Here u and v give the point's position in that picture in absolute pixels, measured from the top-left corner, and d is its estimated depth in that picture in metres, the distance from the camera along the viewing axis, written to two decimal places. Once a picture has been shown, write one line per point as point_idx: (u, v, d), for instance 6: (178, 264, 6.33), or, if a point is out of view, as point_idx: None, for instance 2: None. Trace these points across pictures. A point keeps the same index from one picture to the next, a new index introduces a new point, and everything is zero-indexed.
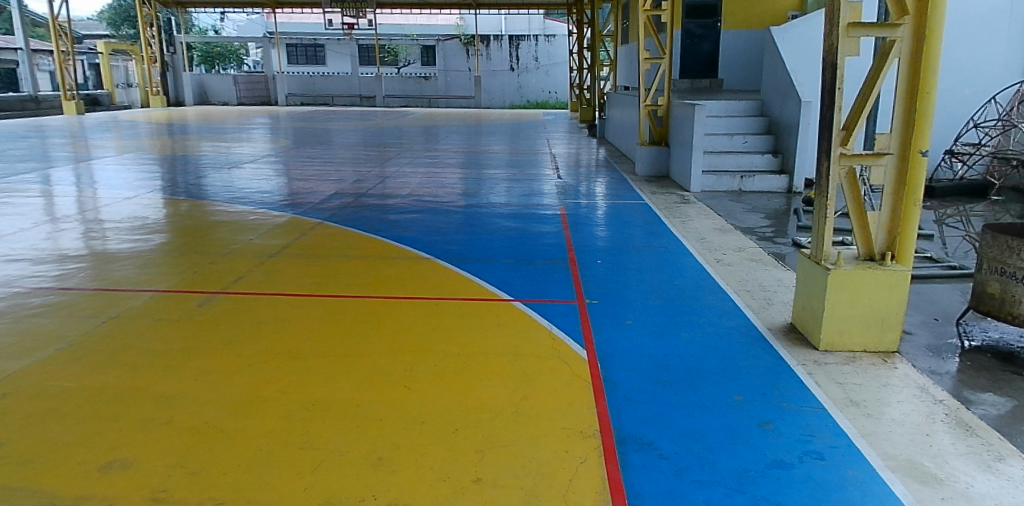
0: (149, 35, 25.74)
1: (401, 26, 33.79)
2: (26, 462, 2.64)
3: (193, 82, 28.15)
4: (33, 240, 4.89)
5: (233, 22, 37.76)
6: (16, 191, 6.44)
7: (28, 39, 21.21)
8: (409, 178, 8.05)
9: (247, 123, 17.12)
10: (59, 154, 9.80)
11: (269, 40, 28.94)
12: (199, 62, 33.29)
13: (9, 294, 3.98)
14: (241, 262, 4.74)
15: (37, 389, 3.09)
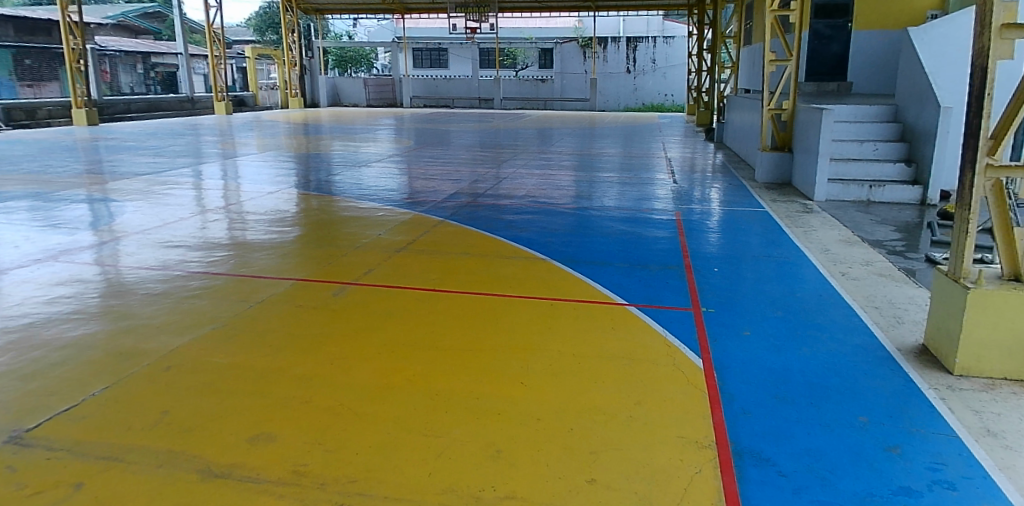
0: (291, 40, 27.48)
1: (520, 30, 34.31)
2: (186, 429, 2.90)
3: (328, 85, 29.84)
4: (189, 229, 5.35)
5: (364, 27, 39.71)
6: (174, 183, 7.07)
7: (187, 45, 23.31)
8: (525, 179, 8.16)
9: (374, 124, 17.90)
10: (210, 150, 10.65)
11: (397, 45, 30.25)
12: (333, 65, 35.28)
13: (171, 276, 4.38)
14: (370, 255, 4.98)
15: (196, 364, 3.38)
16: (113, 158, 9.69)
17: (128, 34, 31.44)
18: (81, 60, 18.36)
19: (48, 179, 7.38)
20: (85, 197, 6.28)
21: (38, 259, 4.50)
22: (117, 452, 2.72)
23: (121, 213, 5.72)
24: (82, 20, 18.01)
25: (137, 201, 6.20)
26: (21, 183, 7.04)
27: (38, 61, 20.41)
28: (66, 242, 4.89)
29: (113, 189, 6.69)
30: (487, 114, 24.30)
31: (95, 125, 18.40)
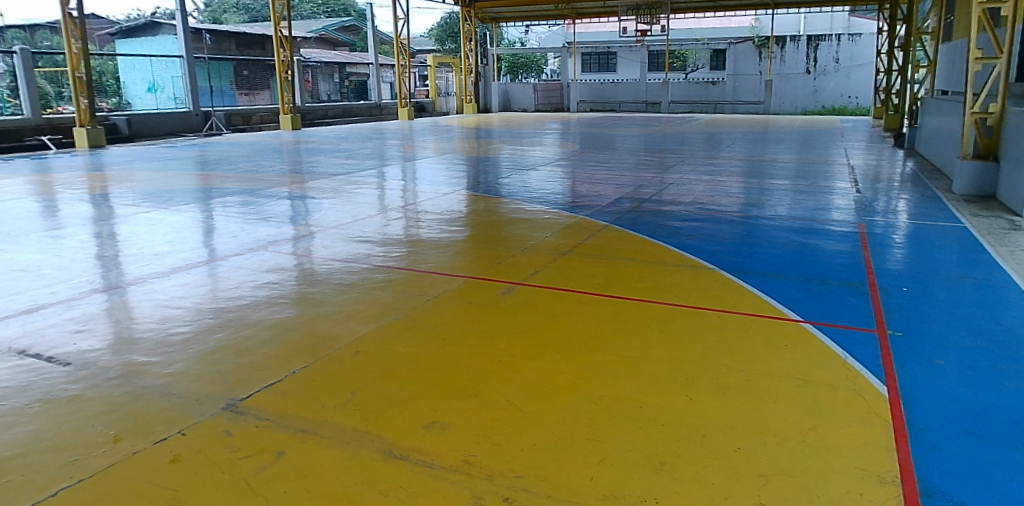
0: (468, 48, 28.82)
1: (692, 31, 33.43)
2: (371, 411, 3.14)
3: (500, 90, 31.03)
4: (375, 226, 5.78)
5: (536, 33, 40.67)
6: (360, 183, 7.66)
7: (377, 55, 25.35)
8: (693, 185, 7.96)
9: (542, 128, 18.30)
10: (394, 152, 11.47)
11: (567, 50, 30.66)
12: (506, 72, 36.67)
13: (360, 268, 4.76)
14: (537, 257, 5.10)
15: (380, 351, 3.66)
16: (313, 158, 10.74)
17: (327, 46, 34.60)
18: (289, 70, 20.52)
19: (260, 177, 8.32)
20: (288, 194, 7.00)
21: (251, 248, 5.07)
22: (313, 426, 3.01)
23: (317, 209, 6.31)
24: (291, 34, 20.11)
25: (331, 199, 6.80)
26: (239, 181, 8.01)
27: (254, 72, 23.03)
28: (272, 234, 5.48)
29: (310, 188, 7.39)
30: (654, 117, 24.11)
31: (298, 129, 20.73)
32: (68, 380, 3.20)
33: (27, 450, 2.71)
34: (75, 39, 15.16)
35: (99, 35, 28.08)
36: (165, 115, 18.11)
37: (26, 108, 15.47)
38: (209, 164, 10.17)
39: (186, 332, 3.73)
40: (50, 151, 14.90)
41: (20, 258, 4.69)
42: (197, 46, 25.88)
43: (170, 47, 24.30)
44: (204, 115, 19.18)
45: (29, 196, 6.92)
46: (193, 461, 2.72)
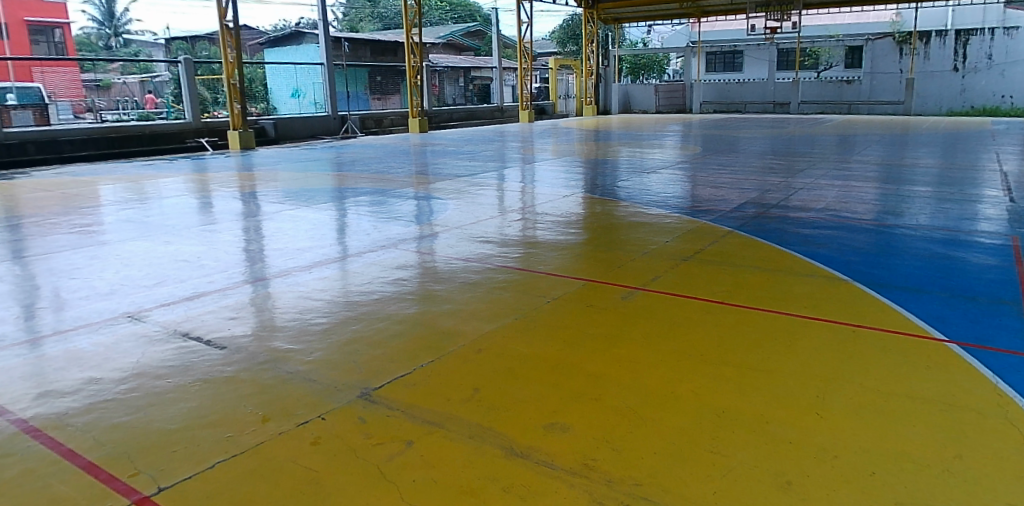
0: (590, 50, 28.96)
1: (825, 27, 31.66)
2: (494, 408, 3.23)
3: (620, 92, 30.87)
4: (497, 227, 5.92)
5: (659, 33, 40.16)
6: (482, 185, 7.86)
7: (501, 58, 26.05)
8: (824, 190, 7.56)
9: (663, 131, 17.77)
10: (515, 154, 11.70)
11: (691, 49, 29.93)
12: (627, 72, 36.72)
13: (483, 268, 4.90)
14: (657, 262, 5.04)
15: (503, 349, 3.75)
16: (438, 160, 11.15)
17: (454, 51, 35.76)
18: (418, 75, 21.36)
19: (389, 178, 8.74)
20: (414, 195, 7.31)
21: (381, 246, 5.34)
22: (439, 419, 3.13)
23: (442, 210, 6.54)
24: (421, 40, 20.97)
25: (455, 199, 7.04)
26: (371, 181, 8.45)
27: (386, 77, 24.32)
28: (401, 232, 5.74)
29: (435, 189, 7.68)
30: (782, 118, 23.17)
31: (425, 132, 21.51)
32: (224, 362, 3.51)
33: (191, 424, 3.00)
34: (232, 49, 16.54)
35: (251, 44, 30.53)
36: (307, 119, 19.42)
37: (188, 113, 17.07)
38: (344, 165, 10.80)
39: (324, 322, 3.99)
40: (208, 152, 16.33)
41: (183, 250, 5.18)
42: (336, 54, 27.72)
43: (313, 55, 26.07)
44: (340, 119, 20.20)
45: (190, 193, 7.63)
46: (331, 444, 2.91)
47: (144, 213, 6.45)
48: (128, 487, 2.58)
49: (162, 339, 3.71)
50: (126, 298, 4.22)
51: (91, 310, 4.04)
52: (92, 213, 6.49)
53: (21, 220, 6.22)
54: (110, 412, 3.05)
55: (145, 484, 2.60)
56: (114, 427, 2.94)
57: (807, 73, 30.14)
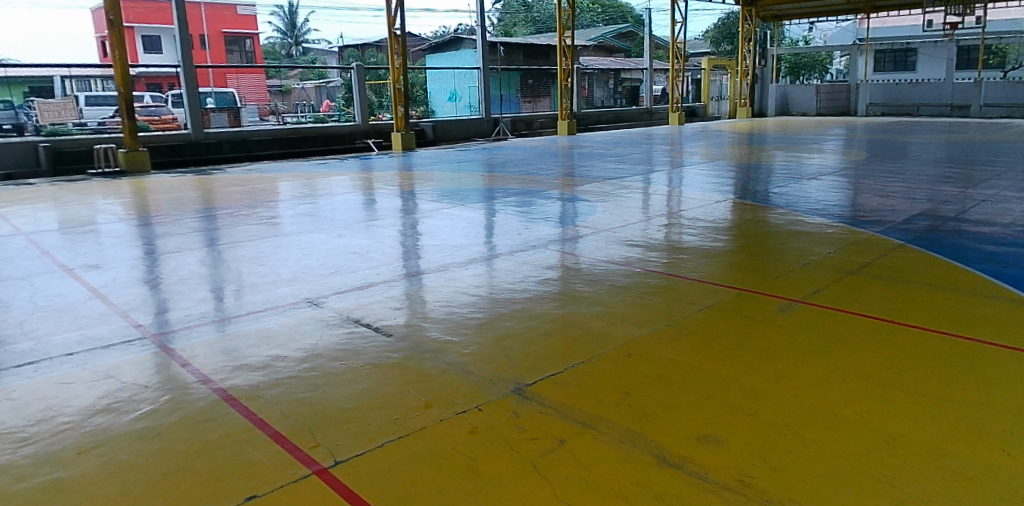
0: (747, 50, 28.19)
1: (1018, 21, 28.52)
2: (646, 414, 3.19)
3: (777, 93, 29.58)
4: (646, 231, 5.87)
5: (822, 30, 38.15)
6: (628, 188, 7.85)
7: (653, 60, 26.04)
8: (1012, 203, 6.82)
9: (824, 133, 17.70)
10: (665, 158, 11.55)
11: (858, 47, 27.98)
12: (785, 73, 35.24)
13: (632, 271, 4.88)
14: (818, 275, 4.79)
15: (655, 355, 3.73)
16: (588, 162, 11.25)
17: (604, 53, 35.88)
18: (569, 78, 21.87)
19: (539, 180, 8.92)
20: (560, 196, 7.40)
21: (532, 246, 5.47)
22: (591, 419, 3.15)
23: (590, 212, 6.58)
24: (573, 44, 21.28)
25: (603, 202, 7.07)
26: (521, 182, 8.66)
27: (538, 79, 24.50)
28: (550, 233, 5.84)
29: (583, 191, 7.75)
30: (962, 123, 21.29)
31: (572, 134, 21.81)
32: (391, 349, 3.75)
33: (362, 404, 3.23)
34: (398, 55, 17.52)
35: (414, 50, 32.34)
36: (463, 122, 20.50)
37: (357, 116, 18.34)
38: (497, 166, 11.18)
39: (480, 317, 4.15)
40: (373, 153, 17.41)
41: (351, 242, 5.58)
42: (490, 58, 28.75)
43: (470, 60, 27.11)
44: (493, 121, 21.25)
45: (358, 190, 8.21)
46: (488, 435, 3.02)
47: (318, 207, 7.03)
48: (309, 457, 2.83)
49: (337, 324, 4.03)
50: (306, 284, 4.63)
51: (276, 294, 4.46)
52: (274, 207, 7.16)
53: (219, 211, 7.00)
54: (294, 388, 3.35)
55: (323, 457, 2.84)
56: (296, 402, 3.23)
57: (991, 72, 28.01)
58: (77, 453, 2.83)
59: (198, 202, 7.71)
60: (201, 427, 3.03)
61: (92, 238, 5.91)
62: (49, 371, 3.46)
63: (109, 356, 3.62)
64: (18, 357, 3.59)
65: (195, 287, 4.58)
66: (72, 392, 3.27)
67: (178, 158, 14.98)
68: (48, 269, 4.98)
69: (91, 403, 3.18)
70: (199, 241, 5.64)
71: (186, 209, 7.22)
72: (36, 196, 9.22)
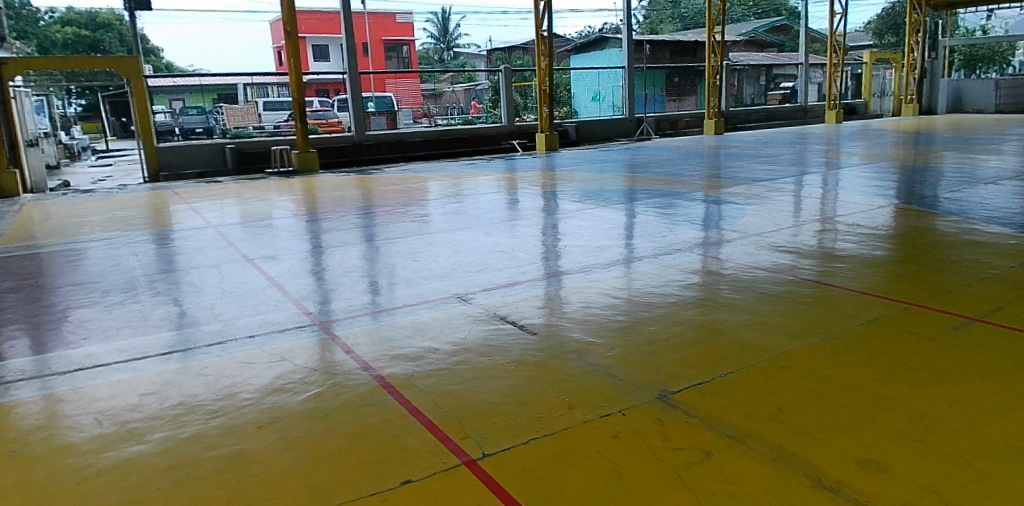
0: (915, 41, 26.11)
1: None
2: (798, 432, 3.02)
3: (950, 87, 27.24)
4: (798, 236, 5.58)
5: (1005, 18, 34.47)
6: (777, 190, 7.50)
7: (808, 54, 24.74)
8: None
9: (1005, 132, 15.63)
10: (819, 159, 10.90)
11: None
12: (960, 65, 32.24)
13: (783, 279, 4.67)
14: (999, 290, 4.33)
15: (809, 369, 3.54)
16: (736, 163, 10.82)
17: (756, 48, 35.21)
18: (718, 75, 21.20)
19: (683, 181, 8.72)
20: (705, 198, 7.21)
21: (676, 249, 5.37)
22: (738, 434, 3.03)
23: (738, 215, 6.36)
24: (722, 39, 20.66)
25: (751, 204, 6.80)
26: (663, 183, 8.51)
27: (683, 77, 24.03)
28: (694, 237, 5.70)
29: (728, 193, 7.51)
30: None
31: (719, 133, 21.21)
32: (535, 347, 3.83)
33: (508, 400, 3.33)
34: (545, 56, 17.83)
35: (559, 51, 32.67)
36: (607, 122, 20.68)
37: (503, 117, 18.93)
38: (640, 167, 11.04)
39: (623, 320, 4.14)
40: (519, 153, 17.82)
41: (497, 241, 5.76)
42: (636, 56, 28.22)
43: (613, 58, 27.44)
44: (636, 121, 21.27)
45: (502, 190, 8.43)
46: (631, 441, 3.00)
47: (465, 206, 7.31)
48: (459, 448, 2.96)
49: (484, 319, 4.18)
50: (455, 280, 4.84)
51: (428, 288, 4.69)
52: (426, 205, 7.54)
53: (376, 208, 7.47)
54: (445, 379, 3.51)
55: (472, 448, 2.96)
56: (447, 394, 3.38)
57: None
58: (257, 427, 3.14)
59: (358, 200, 8.28)
60: (363, 410, 3.27)
61: (268, 232, 6.52)
62: (234, 351, 3.87)
63: (283, 340, 3.98)
64: (209, 337, 4.04)
65: (356, 279, 4.93)
66: (252, 371, 3.63)
67: (342, 158, 16.19)
68: (233, 259, 5.55)
69: (268, 382, 3.52)
70: (359, 237, 6.05)
71: (347, 206, 7.77)
72: (224, 192, 10.35)
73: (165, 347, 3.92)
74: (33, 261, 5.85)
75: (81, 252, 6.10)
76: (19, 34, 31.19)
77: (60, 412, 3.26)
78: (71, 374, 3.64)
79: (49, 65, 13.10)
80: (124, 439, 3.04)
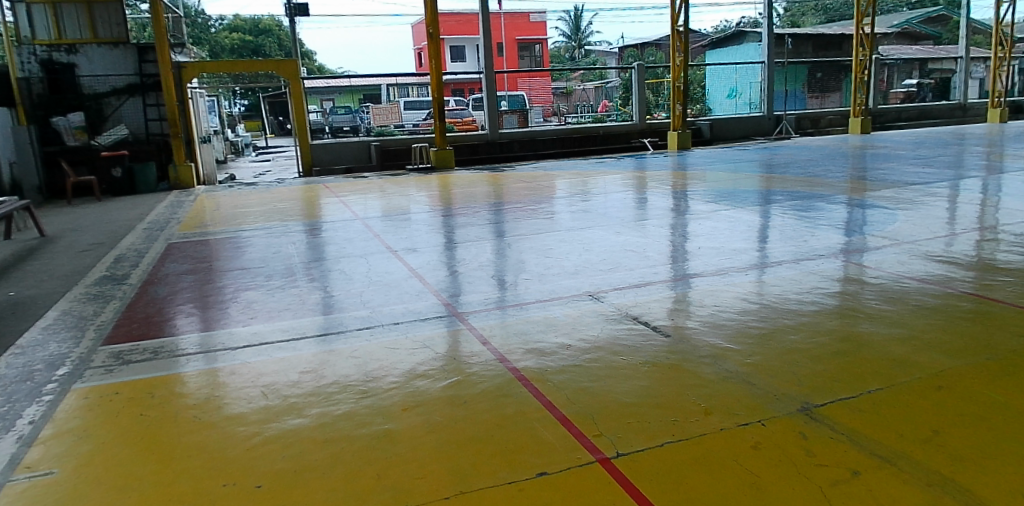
0: None
1: None
2: (960, 458, 2.77)
3: None
4: (955, 245, 5.16)
5: None
6: (931, 195, 6.96)
7: (968, 47, 22.69)
8: None
9: None
10: (982, 161, 9.97)
11: None
12: None
13: (940, 291, 4.35)
14: None
15: (971, 391, 3.26)
16: (885, 165, 10.15)
17: (909, 40, 32.81)
18: (865, 70, 19.97)
19: (824, 182, 8.29)
20: (849, 202, 6.82)
21: (817, 255, 5.13)
22: (889, 454, 2.82)
23: (888, 220, 5.96)
24: (872, 31, 19.40)
25: (902, 209, 6.36)
26: (802, 184, 8.13)
27: (828, 73, 22.90)
28: (837, 242, 5.42)
29: (875, 196, 7.06)
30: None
31: (867, 132, 20.15)
32: (669, 349, 3.79)
33: (643, 401, 3.30)
34: (679, 52, 17.45)
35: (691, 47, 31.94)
36: (743, 119, 19.97)
37: (635, 115, 18.77)
38: (777, 167, 10.57)
39: (761, 327, 4.00)
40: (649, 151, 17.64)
41: (629, 240, 5.74)
42: (777, 51, 26.82)
43: (752, 54, 26.48)
44: (776, 119, 20.33)
45: (631, 189, 8.39)
46: (771, 452, 2.87)
47: (594, 205, 7.33)
48: (594, 445, 2.95)
49: (618, 318, 4.19)
50: (588, 278, 4.88)
51: (561, 285, 4.76)
52: (556, 203, 7.63)
53: (508, 205, 7.65)
54: (579, 376, 3.55)
55: (606, 446, 2.95)
56: (582, 390, 3.42)
57: None
58: (402, 409, 3.32)
59: (490, 197, 8.51)
60: (500, 401, 3.37)
61: (407, 225, 6.85)
62: (380, 336, 4.12)
63: (423, 328, 4.19)
64: (357, 322, 4.32)
65: (491, 274, 5.08)
66: (397, 356, 3.84)
67: (475, 156, 16.83)
68: (378, 249, 5.88)
69: (410, 368, 3.71)
70: (491, 232, 6.23)
71: (480, 203, 8.01)
72: (368, 187, 10.98)
73: (319, 329, 4.24)
74: (207, 247, 6.49)
75: (245, 239, 6.69)
76: (196, 41, 34.65)
77: (231, 383, 3.61)
78: (239, 349, 4.02)
79: (219, 68, 14.44)
80: (286, 412, 3.31)
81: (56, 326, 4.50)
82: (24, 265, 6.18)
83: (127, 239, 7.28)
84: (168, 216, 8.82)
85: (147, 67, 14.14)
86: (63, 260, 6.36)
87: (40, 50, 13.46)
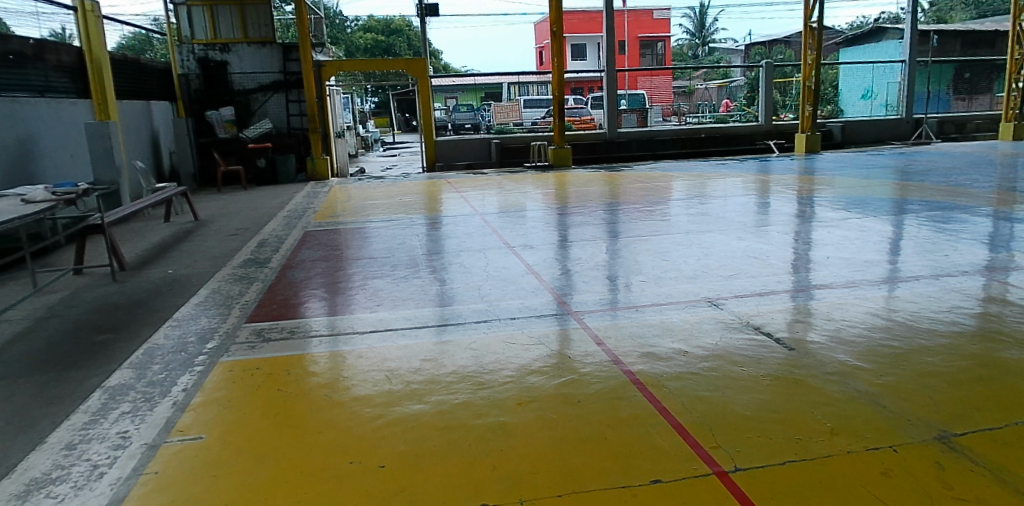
0: None
1: None
2: None
3: None
4: None
5: None
6: None
7: None
8: None
9: None
10: None
11: None
12: None
13: None
14: None
15: None
16: None
17: None
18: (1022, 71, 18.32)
19: (969, 192, 7.69)
20: (999, 215, 6.29)
21: (959, 271, 4.78)
22: None
23: None
24: None
25: None
26: (943, 194, 7.59)
27: (977, 73, 20.78)
28: (981, 258, 5.02)
29: None
30: None
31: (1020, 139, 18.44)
32: (792, 363, 3.67)
33: (764, 416, 3.21)
34: (812, 50, 16.63)
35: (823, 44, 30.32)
36: (877, 122, 18.82)
37: (760, 115, 18.08)
38: (916, 174, 9.89)
39: (895, 347, 3.78)
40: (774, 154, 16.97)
41: (752, 246, 5.57)
42: (920, 49, 24.95)
43: (890, 52, 24.80)
44: (914, 123, 19.09)
45: (754, 193, 8.14)
46: (903, 481, 2.71)
47: (713, 208, 7.14)
48: (710, 457, 2.91)
49: (738, 327, 4.10)
50: (708, 284, 4.79)
51: (679, 290, 4.71)
52: (673, 204, 7.52)
53: (624, 205, 7.62)
54: (697, 384, 3.51)
55: (724, 459, 2.90)
56: (698, 399, 3.37)
57: None
58: (518, 403, 3.40)
59: (608, 196, 8.51)
60: (614, 403, 3.38)
61: (524, 221, 6.98)
62: (497, 329, 4.23)
63: (538, 325, 4.27)
64: (475, 314, 4.46)
65: (606, 274, 5.09)
66: (514, 351, 3.94)
67: (593, 155, 16.83)
68: (496, 245, 6.02)
69: (525, 363, 3.80)
70: (606, 232, 6.23)
71: (597, 202, 8.03)
72: (488, 183, 11.24)
73: (439, 319, 4.41)
74: (338, 236, 6.88)
75: (370, 230, 7.05)
76: (334, 40, 36.82)
77: (359, 366, 3.83)
78: (365, 334, 4.26)
79: (355, 67, 15.11)
80: (408, 397, 3.48)
81: (207, 302, 4.94)
82: (180, 245, 6.82)
83: (268, 225, 7.83)
84: (304, 205, 9.44)
85: (292, 65, 15.02)
86: (212, 242, 6.95)
87: (197, 49, 14.58)
